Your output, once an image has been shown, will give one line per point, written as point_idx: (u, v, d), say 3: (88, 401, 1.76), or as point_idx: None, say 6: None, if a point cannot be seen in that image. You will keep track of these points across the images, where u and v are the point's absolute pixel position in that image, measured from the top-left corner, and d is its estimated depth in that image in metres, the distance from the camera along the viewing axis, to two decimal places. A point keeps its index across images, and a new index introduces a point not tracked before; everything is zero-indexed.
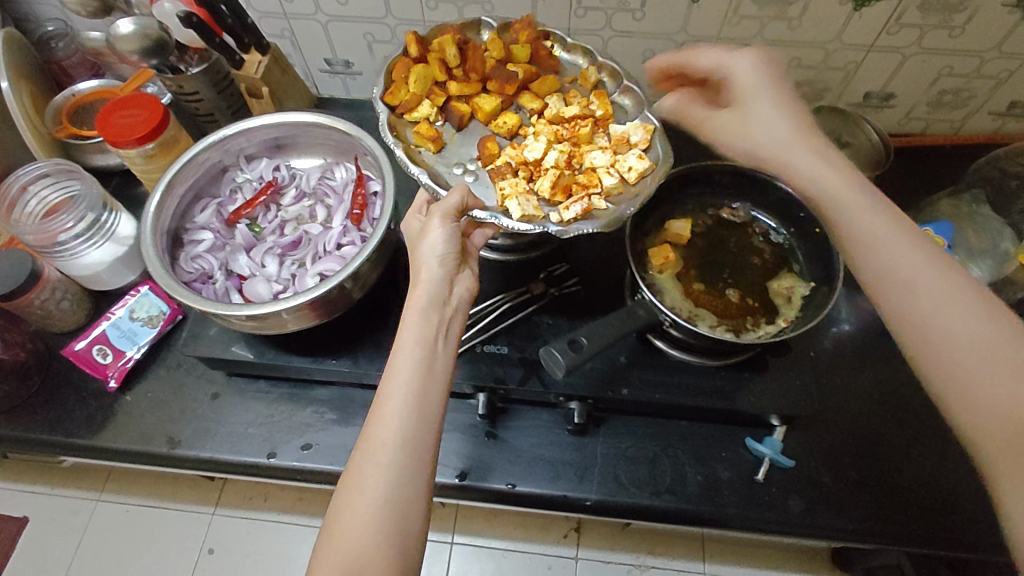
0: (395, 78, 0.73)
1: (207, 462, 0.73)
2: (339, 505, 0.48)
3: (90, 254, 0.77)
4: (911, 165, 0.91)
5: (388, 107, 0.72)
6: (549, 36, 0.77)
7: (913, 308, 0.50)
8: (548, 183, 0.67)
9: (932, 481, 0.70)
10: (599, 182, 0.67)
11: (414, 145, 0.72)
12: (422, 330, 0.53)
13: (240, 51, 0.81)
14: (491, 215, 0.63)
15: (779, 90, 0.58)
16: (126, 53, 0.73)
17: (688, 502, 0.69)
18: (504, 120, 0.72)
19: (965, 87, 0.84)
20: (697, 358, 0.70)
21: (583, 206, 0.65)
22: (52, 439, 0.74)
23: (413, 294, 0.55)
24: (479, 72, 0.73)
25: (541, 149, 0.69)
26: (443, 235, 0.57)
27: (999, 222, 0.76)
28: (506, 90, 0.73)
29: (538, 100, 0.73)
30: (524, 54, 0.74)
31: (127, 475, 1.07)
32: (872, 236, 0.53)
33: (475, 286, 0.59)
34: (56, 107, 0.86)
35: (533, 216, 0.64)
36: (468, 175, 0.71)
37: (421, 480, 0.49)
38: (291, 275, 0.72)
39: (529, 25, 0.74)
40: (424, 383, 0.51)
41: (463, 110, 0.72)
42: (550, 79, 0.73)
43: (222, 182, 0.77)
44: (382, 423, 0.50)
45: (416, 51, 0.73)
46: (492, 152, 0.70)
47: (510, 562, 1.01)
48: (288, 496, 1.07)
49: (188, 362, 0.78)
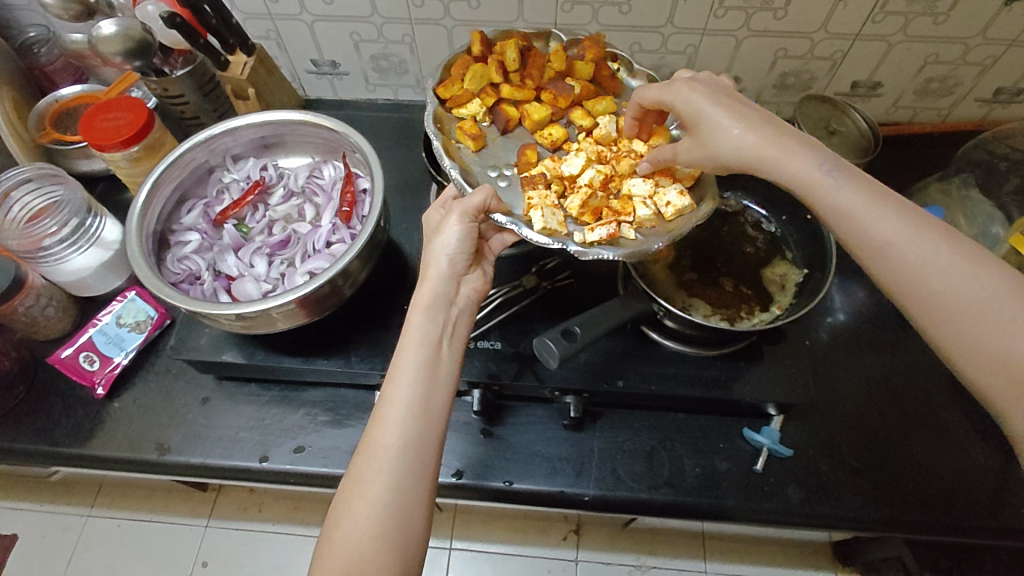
0: (452, 72, 0.72)
1: (197, 468, 0.72)
2: (341, 509, 0.47)
3: (75, 259, 0.76)
4: (900, 154, 0.91)
5: (437, 99, 0.71)
6: (616, 59, 0.75)
7: (912, 279, 0.48)
8: (577, 202, 0.65)
9: (932, 467, 0.69)
10: (633, 211, 0.64)
11: (455, 140, 0.70)
12: (426, 330, 0.53)
13: (225, 52, 0.80)
14: (512, 221, 0.60)
15: (722, 100, 0.56)
16: (109, 55, 0.71)
17: (687, 495, 0.68)
18: (550, 131, 0.69)
19: (951, 74, 0.84)
20: (691, 349, 0.69)
21: (608, 231, 0.62)
22: (39, 448, 0.72)
23: (420, 293, 0.55)
24: (535, 81, 0.72)
25: (579, 166, 0.66)
26: (458, 233, 0.55)
27: (990, 206, 0.75)
28: (558, 103, 0.71)
29: (590, 119, 0.70)
30: (587, 72, 0.72)
31: (117, 489, 1.05)
32: (851, 214, 0.50)
33: (483, 286, 0.59)
34: (39, 114, 0.84)
35: (554, 231, 0.62)
36: (501, 180, 0.69)
37: (423, 482, 0.48)
38: (281, 274, 0.71)
39: (597, 44, 0.72)
40: (428, 384, 0.50)
41: (511, 116, 0.71)
42: (606, 100, 0.70)
43: (209, 183, 0.76)
44: (386, 424, 0.49)
45: (478, 50, 0.71)
46: (530, 160, 0.68)
47: (510, 566, 1.00)
48: (283, 505, 1.05)
49: (178, 367, 0.77)
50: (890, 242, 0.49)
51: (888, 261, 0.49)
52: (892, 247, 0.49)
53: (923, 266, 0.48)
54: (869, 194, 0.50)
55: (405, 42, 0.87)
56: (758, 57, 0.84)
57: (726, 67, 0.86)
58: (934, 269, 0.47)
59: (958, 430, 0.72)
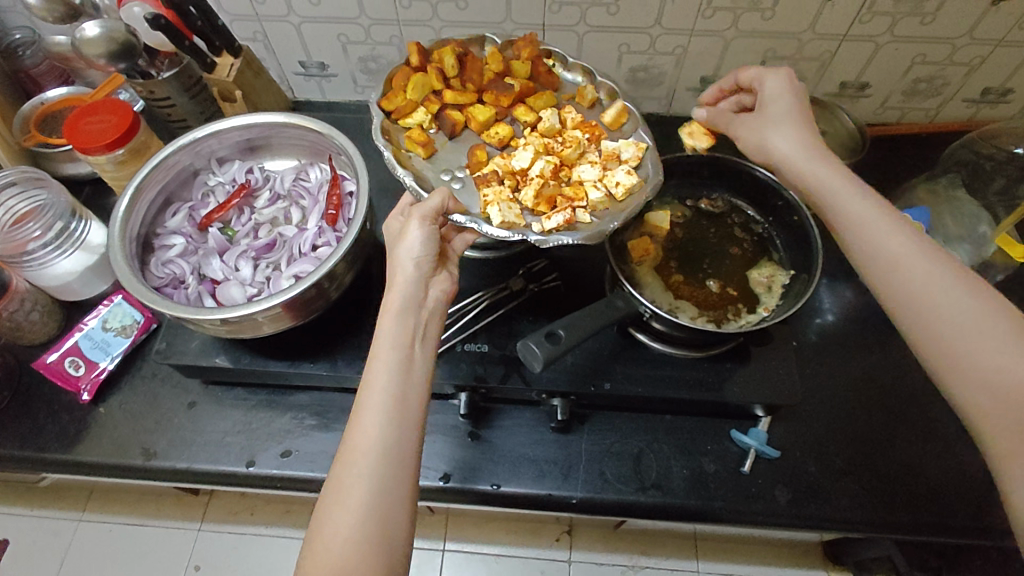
0: (394, 84, 0.71)
1: (184, 473, 0.71)
2: (322, 518, 0.47)
3: (60, 263, 0.75)
4: (889, 154, 0.91)
5: (382, 112, 0.70)
6: (551, 55, 0.75)
7: (904, 289, 0.52)
8: (531, 193, 0.65)
9: (919, 467, 0.70)
10: (585, 195, 0.65)
11: (405, 149, 0.70)
12: (398, 335, 0.52)
13: (211, 54, 0.79)
14: (471, 219, 0.61)
15: (800, 106, 0.61)
16: (93, 57, 0.71)
17: (675, 497, 0.68)
18: (496, 130, 0.70)
19: (939, 74, 0.84)
20: (679, 350, 0.69)
21: (565, 217, 0.62)
22: (24, 454, 0.72)
23: (388, 298, 0.54)
24: (475, 84, 0.72)
25: (528, 159, 0.67)
26: (421, 237, 0.56)
27: (976, 206, 0.75)
28: (501, 102, 0.71)
29: (533, 114, 0.70)
30: (524, 71, 0.72)
31: (109, 493, 1.04)
32: (867, 224, 0.55)
33: (451, 288, 0.58)
34: (24, 117, 0.84)
35: (513, 224, 0.62)
36: (455, 182, 0.69)
37: (403, 485, 0.48)
38: (266, 278, 0.71)
39: (531, 43, 0.72)
40: (401, 389, 0.50)
41: (457, 119, 0.70)
42: (546, 95, 0.71)
43: (194, 186, 0.76)
44: (362, 430, 0.48)
45: (417, 61, 0.71)
46: (481, 160, 0.68)
47: (503, 567, 1.00)
48: (275, 509, 1.05)
49: (164, 372, 0.77)
50: (899, 257, 0.53)
51: (897, 274, 0.52)
52: (900, 261, 0.52)
53: (927, 285, 0.51)
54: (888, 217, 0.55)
55: (392, 44, 0.86)
56: (746, 57, 0.84)
57: (715, 67, 0.86)
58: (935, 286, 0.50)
59: (947, 430, 0.72)
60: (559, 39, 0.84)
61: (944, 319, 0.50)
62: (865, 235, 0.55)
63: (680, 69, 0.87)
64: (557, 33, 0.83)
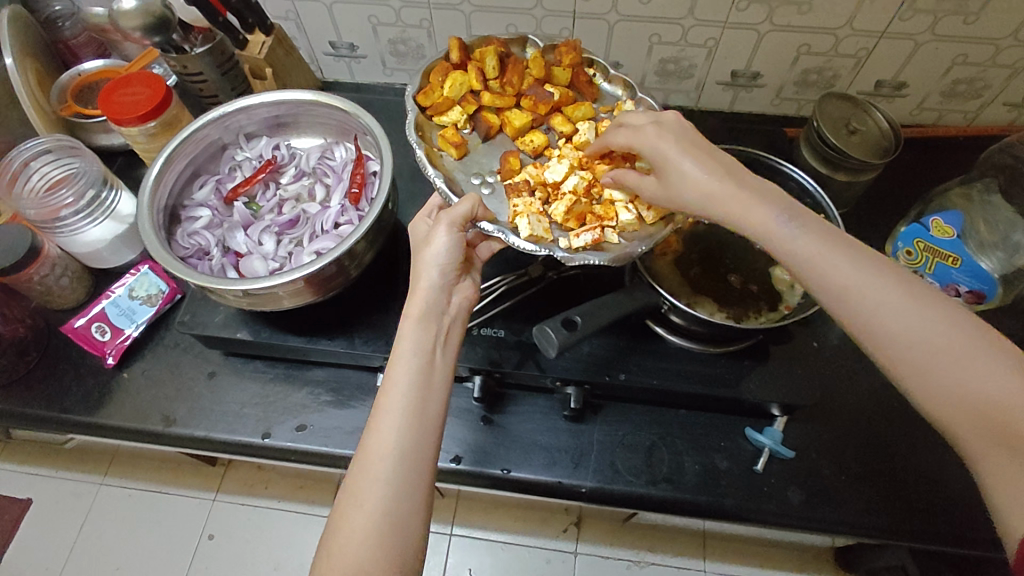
0: (431, 80, 0.71)
1: (201, 441, 0.73)
2: (339, 521, 0.47)
3: (90, 231, 0.77)
4: (921, 156, 0.89)
5: (418, 107, 0.70)
6: (592, 65, 0.75)
7: (886, 317, 0.46)
8: (562, 208, 0.64)
9: (937, 477, 0.68)
10: (616, 215, 0.64)
11: (437, 147, 0.70)
12: (420, 340, 0.53)
13: (244, 32, 0.81)
14: (499, 228, 0.61)
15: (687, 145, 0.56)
16: (129, 30, 0.71)
17: (685, 492, 0.68)
18: (531, 138, 0.69)
19: (979, 76, 0.82)
20: (697, 345, 0.68)
21: (594, 236, 0.62)
22: (50, 414, 0.74)
23: (411, 304, 0.55)
24: (515, 88, 0.71)
25: (562, 172, 0.65)
26: (447, 244, 0.56)
27: (1012, 213, 0.72)
28: (539, 109, 0.70)
29: (569, 125, 0.70)
30: (564, 78, 0.71)
31: (131, 459, 1.07)
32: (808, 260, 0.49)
33: (474, 294, 0.59)
34: (62, 87, 0.86)
35: (541, 238, 0.62)
36: (484, 187, 0.68)
37: (419, 491, 0.48)
38: (288, 254, 0.72)
39: (574, 50, 0.71)
40: (421, 397, 0.50)
41: (492, 123, 0.70)
42: (584, 106, 0.70)
43: (222, 160, 0.77)
44: (379, 435, 0.49)
45: (456, 58, 0.71)
46: (513, 168, 0.67)
47: (509, 554, 1.00)
48: (289, 483, 1.06)
49: (186, 341, 0.78)
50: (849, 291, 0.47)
51: (846, 306, 0.48)
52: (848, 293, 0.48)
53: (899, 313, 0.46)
54: (828, 239, 0.49)
55: (422, 27, 0.87)
56: (779, 52, 0.83)
57: (747, 62, 0.85)
58: (890, 312, 0.46)
59: None
60: (589, 28, 0.83)
61: (921, 346, 0.45)
62: (826, 270, 0.49)
63: (711, 62, 0.86)
64: (589, 21, 0.82)
